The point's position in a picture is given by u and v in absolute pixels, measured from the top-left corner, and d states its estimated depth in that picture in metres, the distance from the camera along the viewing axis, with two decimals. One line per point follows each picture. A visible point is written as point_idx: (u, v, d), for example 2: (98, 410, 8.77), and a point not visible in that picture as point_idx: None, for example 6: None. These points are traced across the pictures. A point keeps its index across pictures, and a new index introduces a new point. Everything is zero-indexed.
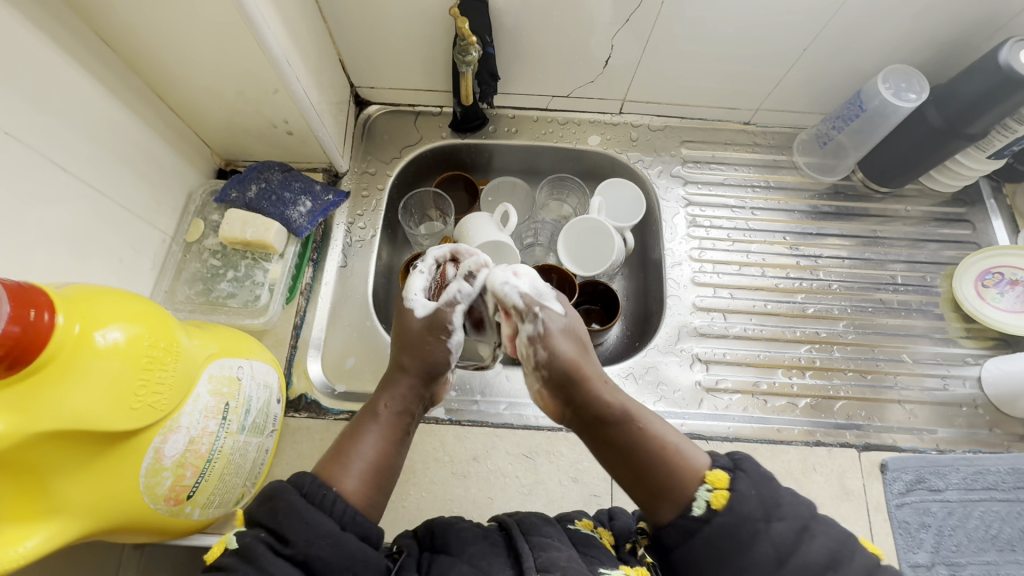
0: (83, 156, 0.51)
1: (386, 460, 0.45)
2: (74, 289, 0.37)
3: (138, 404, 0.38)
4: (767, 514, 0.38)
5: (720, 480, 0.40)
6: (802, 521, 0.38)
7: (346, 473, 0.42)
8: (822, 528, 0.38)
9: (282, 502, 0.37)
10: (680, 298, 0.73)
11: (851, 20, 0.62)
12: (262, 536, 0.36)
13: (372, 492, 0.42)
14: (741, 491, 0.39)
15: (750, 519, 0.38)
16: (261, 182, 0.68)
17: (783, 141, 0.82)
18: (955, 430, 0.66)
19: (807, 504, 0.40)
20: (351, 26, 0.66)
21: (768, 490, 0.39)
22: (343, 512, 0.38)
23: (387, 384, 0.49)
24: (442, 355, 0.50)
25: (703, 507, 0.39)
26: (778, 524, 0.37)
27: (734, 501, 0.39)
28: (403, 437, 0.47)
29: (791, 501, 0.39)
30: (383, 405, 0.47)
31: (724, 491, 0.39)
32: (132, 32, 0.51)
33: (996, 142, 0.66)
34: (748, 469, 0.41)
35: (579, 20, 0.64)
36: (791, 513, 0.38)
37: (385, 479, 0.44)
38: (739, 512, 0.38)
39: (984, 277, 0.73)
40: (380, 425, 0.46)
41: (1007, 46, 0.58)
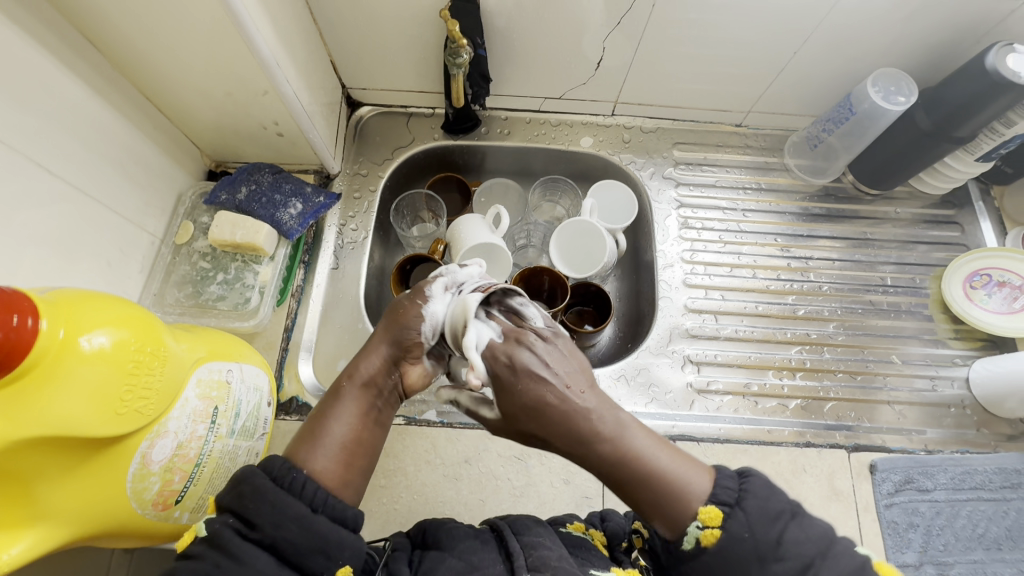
0: (71, 158, 0.51)
1: (358, 437, 0.42)
2: (59, 294, 0.37)
3: (124, 409, 0.37)
4: (761, 556, 0.37)
5: (712, 517, 0.38)
6: (804, 560, 0.36)
7: (313, 454, 0.39)
8: (827, 567, 0.36)
9: (248, 486, 0.36)
10: (671, 300, 0.73)
11: (840, 25, 0.62)
12: (230, 522, 0.36)
13: (342, 471, 0.40)
14: (733, 532, 0.37)
15: (739, 563, 0.37)
16: (251, 184, 0.67)
17: (774, 143, 0.82)
18: (943, 430, 0.67)
19: (817, 539, 0.37)
20: (341, 27, 0.65)
21: (766, 531, 0.37)
22: (313, 493, 0.37)
23: (355, 363, 0.45)
24: (411, 331, 0.46)
25: (692, 543, 0.38)
26: (775, 565, 0.37)
27: (724, 543, 0.37)
28: (379, 414, 0.44)
29: (793, 538, 0.37)
30: (351, 383, 0.44)
31: (715, 531, 0.38)
32: (119, 33, 0.50)
33: (985, 145, 0.67)
34: (747, 507, 0.38)
35: (570, 23, 0.64)
36: (791, 553, 0.37)
37: (361, 458, 0.41)
38: (728, 555, 0.37)
39: (972, 279, 0.73)
40: (351, 403, 0.43)
41: (993, 50, 0.58)
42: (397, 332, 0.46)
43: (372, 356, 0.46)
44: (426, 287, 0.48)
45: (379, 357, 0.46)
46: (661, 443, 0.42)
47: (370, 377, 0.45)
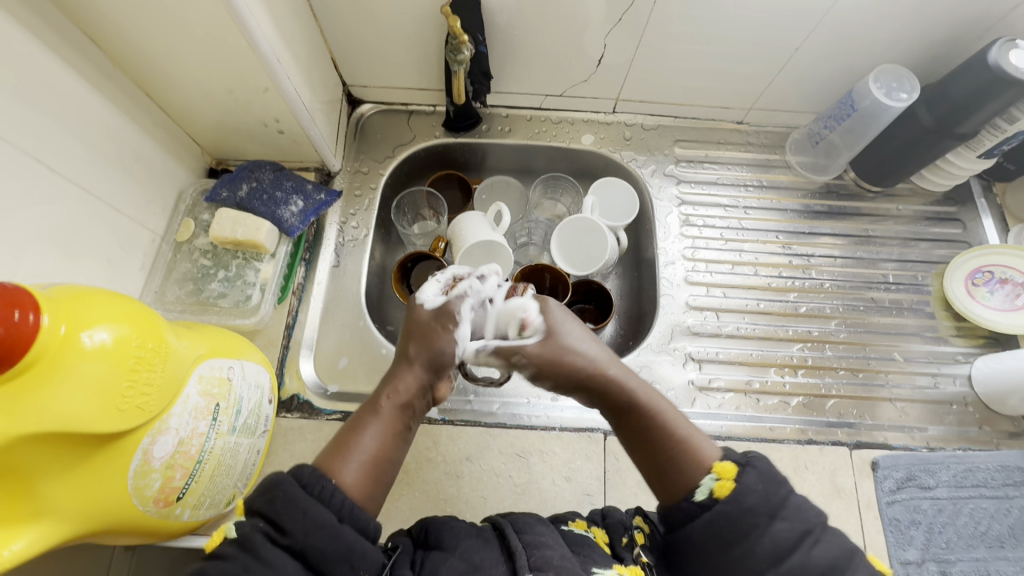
0: (72, 155, 0.51)
1: (387, 454, 0.42)
2: (59, 290, 0.36)
3: (125, 406, 0.37)
4: (772, 512, 0.38)
5: (727, 471, 0.40)
6: (805, 526, 0.38)
7: (346, 467, 0.40)
8: (826, 536, 0.38)
9: (280, 492, 0.36)
10: (673, 298, 0.73)
11: (842, 20, 0.62)
12: (261, 526, 0.35)
13: (371, 487, 0.40)
14: (747, 484, 0.39)
15: (752, 512, 0.38)
16: (252, 182, 0.67)
17: (775, 140, 0.82)
18: (945, 428, 0.67)
19: (815, 511, 0.39)
20: (342, 24, 0.65)
21: (778, 490, 0.39)
22: (342, 502, 0.37)
23: (391, 378, 0.46)
24: (446, 352, 0.47)
25: (705, 493, 0.39)
26: (781, 522, 0.38)
27: (739, 493, 0.38)
28: (407, 432, 0.45)
29: (798, 504, 0.39)
30: (385, 400, 0.45)
31: (728, 482, 0.39)
32: (119, 29, 0.50)
33: (987, 142, 0.66)
34: (759, 466, 0.40)
35: (571, 19, 0.64)
36: (796, 515, 0.38)
37: (385, 474, 0.42)
38: (741, 504, 0.38)
39: (974, 276, 0.73)
40: (381, 419, 0.43)
41: (996, 46, 0.58)
42: (433, 350, 0.47)
43: (407, 373, 0.46)
44: (453, 305, 0.49)
45: (414, 374, 0.46)
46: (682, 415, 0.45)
47: (404, 394, 0.45)
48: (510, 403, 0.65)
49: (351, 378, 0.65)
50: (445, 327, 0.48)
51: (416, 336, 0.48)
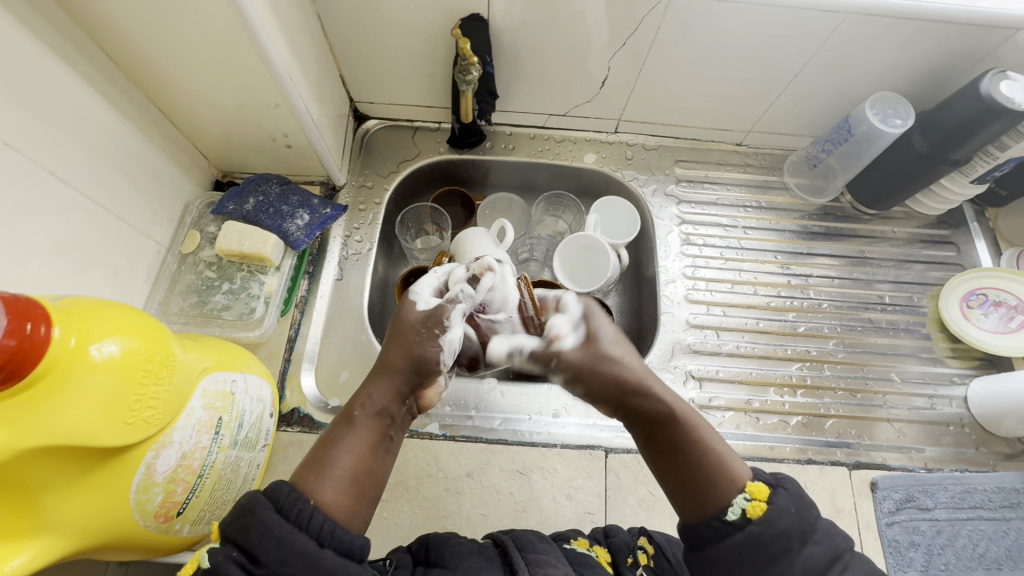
0: (81, 167, 0.51)
1: (367, 468, 0.41)
2: (69, 302, 0.37)
3: (132, 419, 0.37)
4: (804, 535, 0.38)
5: (760, 491, 0.40)
6: (836, 551, 0.38)
7: (322, 484, 0.39)
8: (856, 561, 0.38)
9: (252, 518, 0.36)
10: (673, 315, 0.74)
11: (840, 47, 0.64)
12: (233, 555, 0.35)
13: (351, 502, 0.39)
14: (780, 506, 0.39)
15: (785, 535, 0.38)
16: (258, 196, 0.68)
17: (774, 163, 0.84)
18: (943, 449, 0.67)
19: (843, 535, 0.40)
20: (352, 43, 0.66)
21: (809, 512, 0.39)
22: (320, 525, 0.36)
23: (368, 388, 0.44)
24: (429, 361, 0.44)
25: (738, 514, 0.39)
26: (811, 546, 0.38)
27: (772, 515, 0.39)
28: (388, 442, 0.43)
29: (827, 526, 0.39)
30: (363, 413, 0.43)
31: (763, 503, 0.39)
32: (133, 44, 0.51)
33: (979, 168, 0.68)
34: (789, 487, 0.40)
35: (576, 42, 0.66)
36: (826, 538, 0.38)
37: (368, 486, 0.41)
38: (776, 528, 0.38)
39: (968, 298, 0.74)
40: (357, 432, 0.42)
41: (987, 77, 0.60)
42: (410, 354, 0.44)
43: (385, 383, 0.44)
44: (444, 312, 0.46)
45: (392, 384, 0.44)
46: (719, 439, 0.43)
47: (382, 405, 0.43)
48: (511, 419, 0.65)
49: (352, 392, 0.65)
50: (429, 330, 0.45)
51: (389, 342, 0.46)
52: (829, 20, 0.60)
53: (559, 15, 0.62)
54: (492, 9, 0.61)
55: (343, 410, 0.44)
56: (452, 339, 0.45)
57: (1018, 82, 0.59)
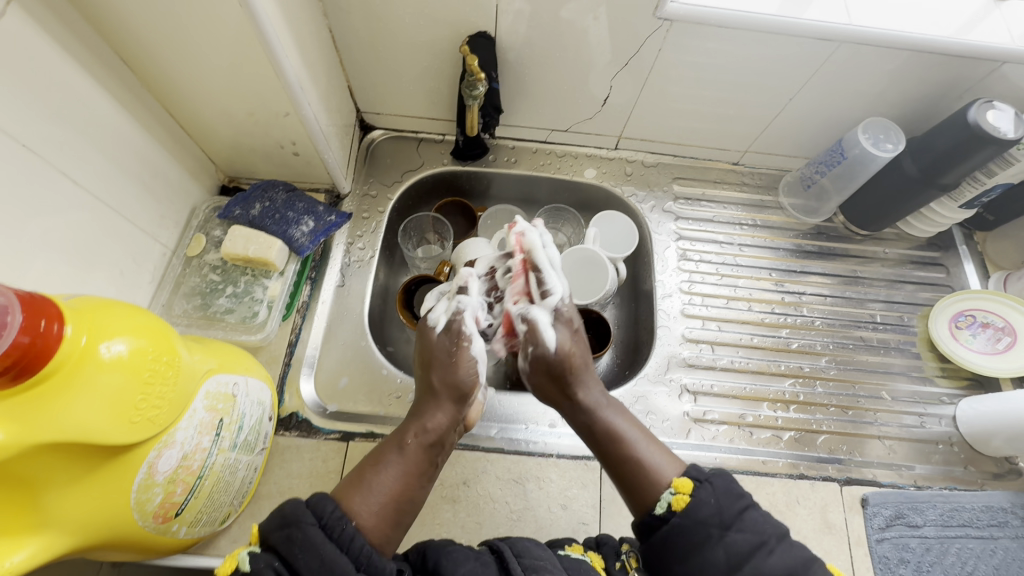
0: (92, 168, 0.52)
1: (408, 496, 0.47)
2: (81, 301, 0.37)
3: (138, 418, 0.38)
4: (724, 524, 0.43)
5: (685, 486, 0.45)
6: (761, 537, 0.43)
7: (364, 505, 0.44)
8: (780, 547, 0.42)
9: (298, 532, 0.39)
10: (669, 329, 0.75)
11: (835, 73, 0.66)
12: (274, 564, 0.38)
13: (387, 529, 0.44)
14: (701, 498, 0.44)
15: (704, 524, 0.43)
16: (265, 201, 0.69)
17: (769, 182, 0.86)
18: (932, 466, 0.68)
19: (772, 525, 0.44)
20: (361, 56, 0.68)
21: (731, 504, 0.44)
22: (360, 547, 0.40)
23: (423, 418, 0.50)
24: (467, 383, 0.53)
25: (664, 507, 0.45)
26: (735, 534, 0.43)
27: (693, 506, 0.44)
28: (428, 472, 0.49)
29: (753, 518, 0.44)
30: (416, 441, 0.49)
31: (685, 496, 0.44)
32: (151, 52, 0.52)
33: (967, 193, 0.71)
34: (714, 482, 0.45)
35: (579, 61, 0.67)
36: (751, 528, 0.43)
37: (403, 513, 0.46)
38: (695, 518, 0.43)
39: (957, 319, 0.76)
40: (405, 459, 0.48)
41: (974, 106, 0.62)
42: (455, 380, 0.52)
43: (439, 413, 0.51)
44: (463, 326, 0.54)
45: (443, 414, 0.51)
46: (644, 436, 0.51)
47: (432, 434, 0.50)
48: (508, 428, 0.65)
49: (351, 399, 0.65)
50: (462, 348, 0.54)
51: (437, 369, 0.53)
52: (823, 48, 0.62)
53: (564, 35, 0.64)
54: (499, 27, 0.63)
55: (396, 435, 0.50)
56: (478, 348, 0.54)
57: (1004, 112, 0.61)
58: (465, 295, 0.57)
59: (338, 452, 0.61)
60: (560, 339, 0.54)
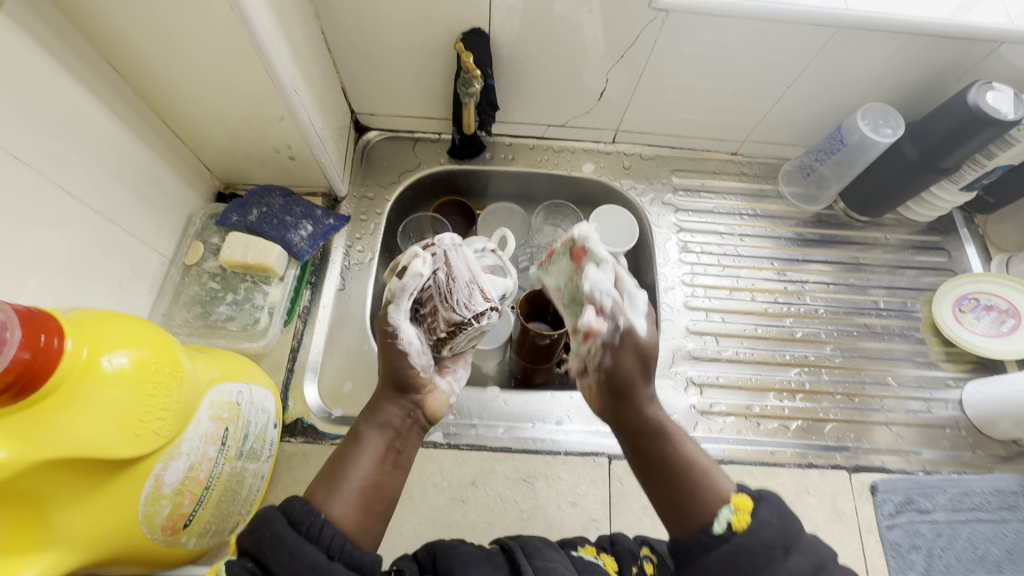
0: (87, 180, 0.51)
1: (373, 482, 0.44)
2: (81, 314, 0.37)
3: (143, 430, 0.37)
4: (787, 545, 0.38)
5: (744, 503, 0.41)
6: (818, 560, 0.38)
7: (332, 499, 0.42)
8: (841, 569, 0.38)
9: (266, 531, 0.37)
10: (673, 322, 0.75)
11: (830, 60, 0.65)
12: (248, 565, 0.36)
13: (360, 517, 0.42)
14: (763, 517, 0.39)
15: (767, 546, 0.38)
16: (262, 207, 0.68)
17: (768, 171, 0.86)
18: (940, 451, 0.68)
19: (826, 548, 0.40)
20: (355, 57, 0.67)
21: (792, 522, 0.39)
22: (329, 539, 0.38)
23: (371, 410, 0.49)
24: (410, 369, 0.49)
25: (724, 526, 0.40)
26: (796, 556, 0.38)
27: (755, 526, 0.39)
28: (393, 459, 0.47)
29: (812, 537, 0.39)
30: (369, 429, 0.47)
31: (746, 515, 0.40)
32: (142, 60, 0.51)
33: (968, 176, 0.70)
34: (770, 498, 0.41)
35: (575, 55, 0.67)
36: (809, 548, 0.38)
37: (377, 502, 0.44)
38: (760, 538, 0.38)
39: (961, 303, 0.76)
40: (365, 448, 0.46)
41: (974, 88, 0.61)
42: (393, 374, 0.49)
43: (386, 403, 0.49)
44: (388, 318, 0.48)
45: (391, 403, 0.49)
46: (704, 457, 0.45)
47: (387, 422, 0.48)
48: (515, 427, 0.66)
49: (355, 402, 0.65)
50: (385, 342, 0.49)
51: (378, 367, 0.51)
52: (819, 34, 0.61)
53: (557, 29, 0.63)
54: (494, 23, 0.63)
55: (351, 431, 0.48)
56: (408, 335, 0.48)
57: (1003, 93, 0.61)
58: (405, 276, 0.47)
59: None
60: (622, 364, 0.47)
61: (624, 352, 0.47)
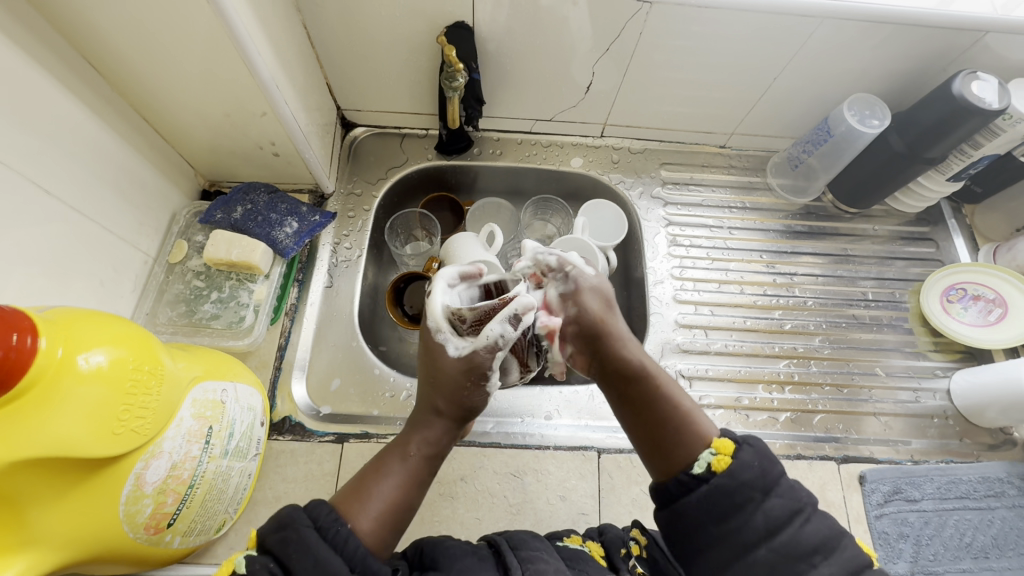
0: (67, 179, 0.50)
1: (407, 501, 0.44)
2: (56, 313, 0.36)
3: (121, 429, 0.37)
4: (766, 488, 0.40)
5: (726, 447, 0.42)
6: (797, 505, 0.39)
7: (363, 511, 0.41)
8: (816, 516, 0.39)
9: (293, 533, 0.37)
10: (662, 316, 0.75)
11: (816, 51, 0.65)
12: (270, 566, 0.36)
13: (384, 534, 0.42)
14: (743, 459, 0.41)
15: (747, 487, 0.40)
16: (246, 204, 0.68)
17: (756, 164, 0.86)
18: (928, 441, 0.69)
19: (807, 493, 0.41)
20: (339, 52, 0.67)
21: (773, 467, 0.41)
22: (354, 550, 0.38)
23: (425, 425, 0.48)
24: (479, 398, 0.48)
25: (704, 467, 0.41)
26: (772, 500, 0.39)
27: (735, 468, 0.40)
28: (429, 479, 0.47)
29: (790, 485, 0.41)
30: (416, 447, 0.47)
31: (726, 458, 0.41)
32: (120, 56, 0.51)
33: (955, 166, 0.71)
34: (754, 444, 0.42)
35: (561, 48, 0.66)
36: (788, 494, 0.40)
37: (402, 522, 0.44)
38: (739, 478, 0.40)
39: (948, 293, 0.76)
40: (407, 465, 0.45)
41: (959, 78, 0.61)
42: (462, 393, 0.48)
43: (440, 419, 0.48)
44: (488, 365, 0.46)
45: (443, 426, 0.48)
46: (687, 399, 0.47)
47: (434, 443, 0.47)
48: (504, 422, 0.65)
49: (343, 400, 0.65)
50: (478, 381, 0.47)
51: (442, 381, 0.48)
52: (805, 25, 0.61)
53: (543, 22, 0.63)
54: (478, 16, 0.62)
55: (396, 441, 0.47)
56: (498, 382, 0.47)
57: (988, 83, 0.61)
58: (517, 327, 0.44)
59: (333, 454, 0.60)
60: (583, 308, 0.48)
61: (578, 297, 0.48)
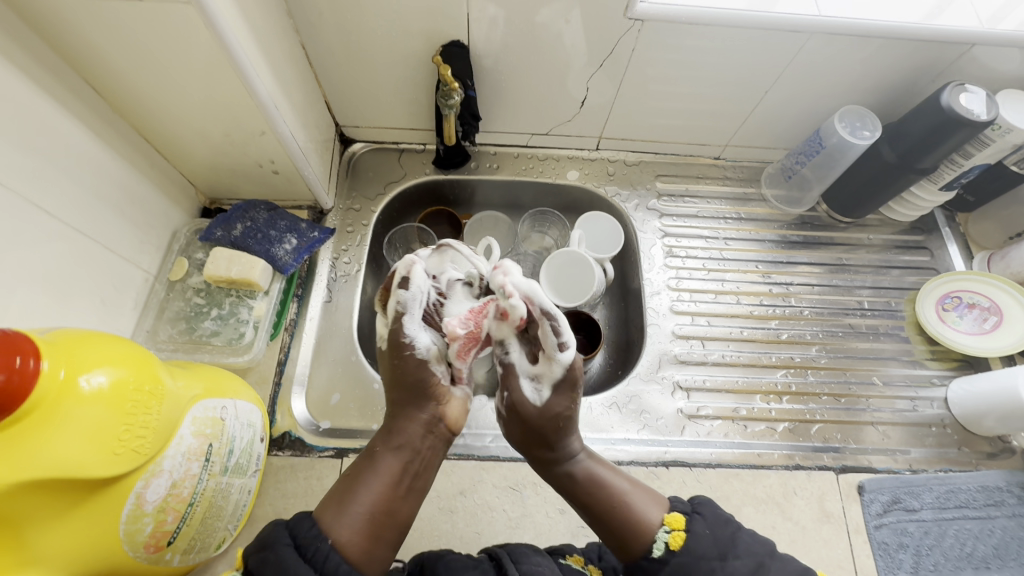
0: (68, 200, 0.51)
1: (385, 507, 0.46)
2: (58, 334, 0.37)
3: (122, 449, 0.37)
4: (722, 554, 0.45)
5: (677, 522, 0.48)
6: (756, 559, 0.45)
7: (341, 523, 0.43)
8: (775, 564, 0.45)
9: (272, 554, 0.39)
10: (659, 327, 0.75)
11: (806, 64, 0.66)
12: None
13: (367, 544, 0.43)
14: (697, 532, 0.46)
15: (705, 558, 0.45)
16: (246, 222, 0.69)
17: (751, 175, 0.86)
18: (927, 450, 0.69)
19: (763, 544, 0.46)
20: (336, 70, 0.68)
21: (723, 530, 0.47)
22: (334, 565, 0.40)
23: (390, 431, 0.51)
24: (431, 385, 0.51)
25: (663, 548, 0.46)
26: (733, 562, 0.44)
27: (690, 542, 0.46)
28: (407, 482, 0.49)
29: (745, 540, 0.46)
30: (384, 451, 0.49)
31: (681, 533, 0.47)
32: (121, 78, 0.52)
33: (946, 175, 0.71)
34: (703, 512, 0.48)
35: (556, 64, 0.67)
36: (745, 551, 0.45)
37: (385, 528, 0.45)
38: (697, 550, 0.45)
39: (943, 301, 0.77)
40: (378, 473, 0.48)
41: (947, 89, 0.62)
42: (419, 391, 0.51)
43: (405, 423, 0.51)
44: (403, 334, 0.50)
45: (413, 421, 0.51)
46: (631, 484, 0.52)
47: (402, 445, 0.50)
48: (502, 435, 0.65)
49: (342, 415, 0.65)
50: (407, 359, 0.51)
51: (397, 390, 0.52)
52: (794, 40, 0.62)
53: (537, 39, 0.64)
54: (472, 35, 0.63)
55: (366, 452, 0.50)
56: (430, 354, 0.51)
57: (976, 95, 0.62)
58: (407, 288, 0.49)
59: (333, 469, 0.61)
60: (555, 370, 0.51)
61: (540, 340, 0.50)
